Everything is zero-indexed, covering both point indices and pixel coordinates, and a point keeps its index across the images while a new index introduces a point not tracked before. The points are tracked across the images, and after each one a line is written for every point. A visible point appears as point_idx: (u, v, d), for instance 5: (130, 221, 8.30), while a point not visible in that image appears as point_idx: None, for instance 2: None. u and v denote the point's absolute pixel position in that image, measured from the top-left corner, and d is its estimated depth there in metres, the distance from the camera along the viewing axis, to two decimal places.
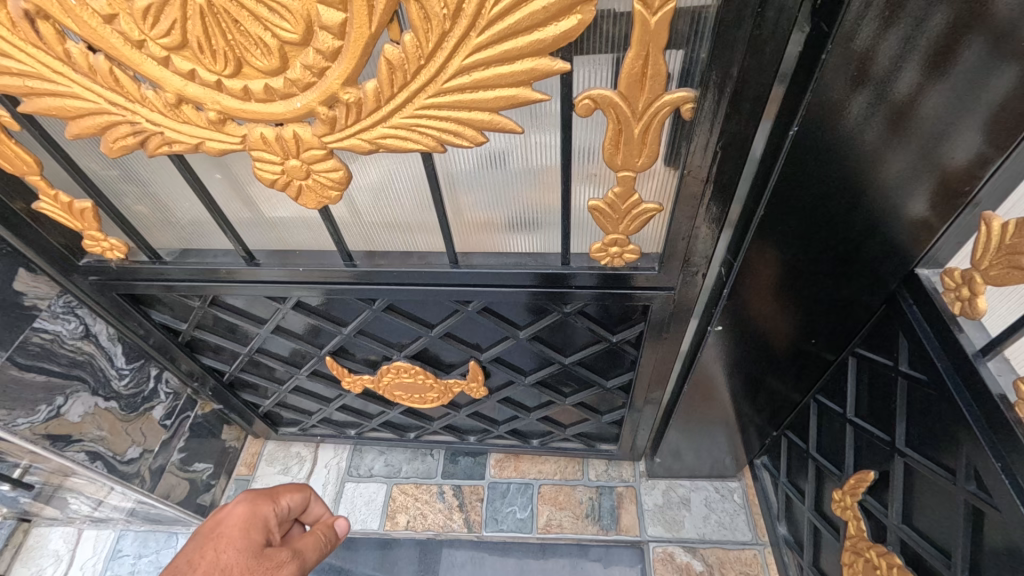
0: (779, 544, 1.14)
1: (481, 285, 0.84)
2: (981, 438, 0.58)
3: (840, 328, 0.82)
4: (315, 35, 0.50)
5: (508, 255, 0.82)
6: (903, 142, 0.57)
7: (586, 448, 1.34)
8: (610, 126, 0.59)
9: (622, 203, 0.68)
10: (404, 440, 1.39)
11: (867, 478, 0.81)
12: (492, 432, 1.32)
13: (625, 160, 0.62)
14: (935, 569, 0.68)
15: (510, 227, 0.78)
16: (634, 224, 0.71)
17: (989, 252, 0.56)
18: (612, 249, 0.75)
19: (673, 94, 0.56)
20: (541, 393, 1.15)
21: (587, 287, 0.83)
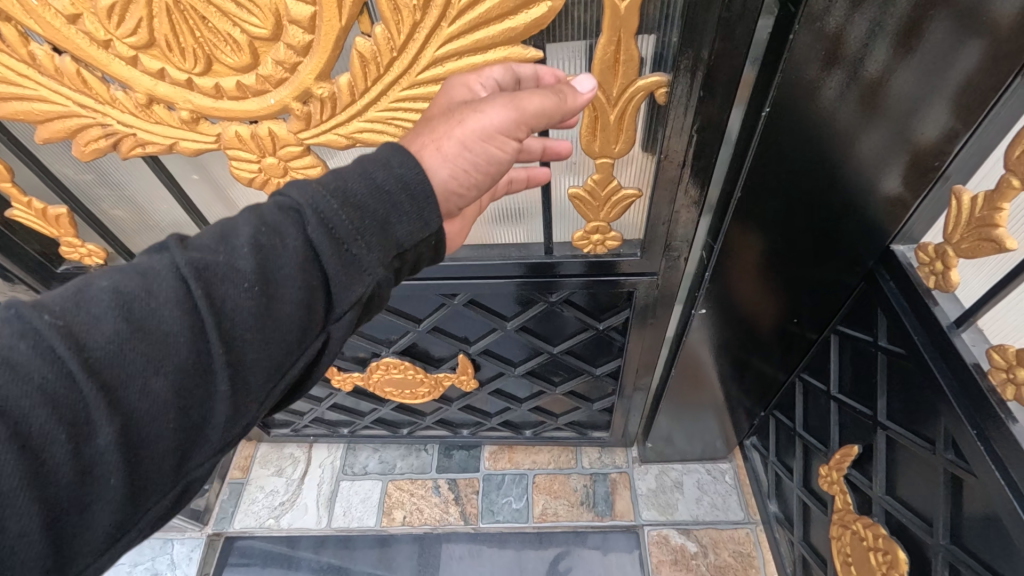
0: (770, 521, 1.16)
1: (467, 277, 0.85)
2: (957, 408, 0.59)
3: (821, 307, 0.84)
4: (285, 30, 0.50)
5: (492, 246, 0.82)
6: (875, 121, 0.58)
7: (579, 436, 1.35)
8: (587, 113, 0.60)
9: (601, 190, 0.69)
10: (397, 436, 1.39)
11: (851, 452, 0.82)
12: (485, 424, 1.32)
13: (603, 146, 0.63)
14: (918, 537, 0.69)
15: (493, 218, 0.78)
16: (614, 210, 0.72)
17: (960, 225, 0.57)
18: (594, 236, 0.76)
19: (647, 79, 0.57)
20: (531, 384, 1.15)
21: (571, 276, 0.84)
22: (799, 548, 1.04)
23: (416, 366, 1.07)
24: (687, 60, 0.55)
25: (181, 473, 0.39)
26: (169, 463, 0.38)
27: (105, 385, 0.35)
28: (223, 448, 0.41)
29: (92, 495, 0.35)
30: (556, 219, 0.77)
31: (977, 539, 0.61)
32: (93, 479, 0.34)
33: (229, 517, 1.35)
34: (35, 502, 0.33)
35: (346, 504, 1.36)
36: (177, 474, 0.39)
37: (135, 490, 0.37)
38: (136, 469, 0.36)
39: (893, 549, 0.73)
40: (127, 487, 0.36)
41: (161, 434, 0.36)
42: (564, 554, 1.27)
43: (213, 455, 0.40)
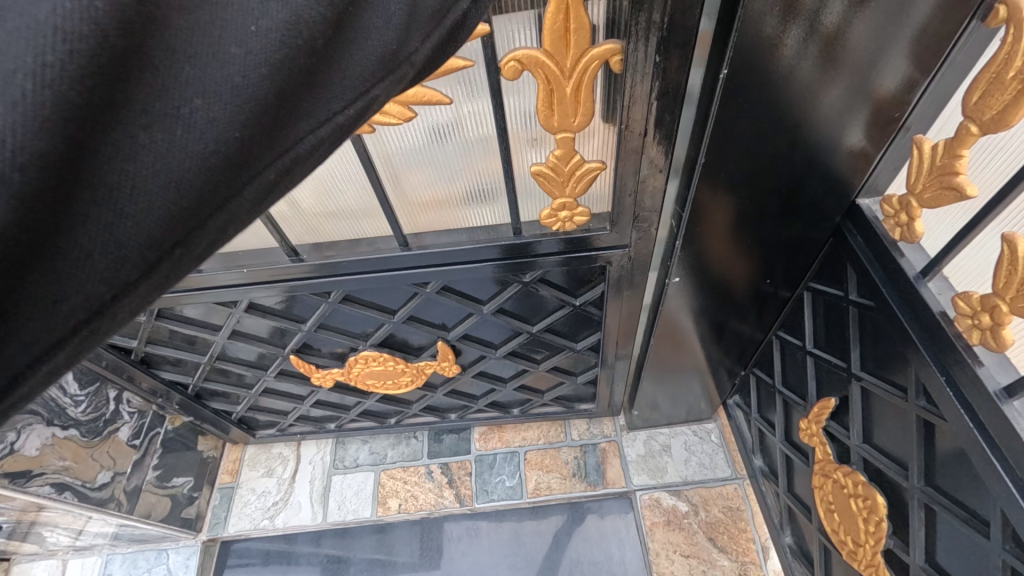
0: (755, 475, 1.19)
1: (437, 265, 0.83)
2: (924, 352, 0.60)
3: (791, 264, 0.85)
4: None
5: (460, 231, 0.80)
6: (835, 74, 0.57)
7: (566, 410, 1.37)
8: (541, 86, 0.59)
9: (565, 164, 0.69)
10: (386, 426, 1.39)
11: (829, 405, 0.84)
12: (472, 407, 1.32)
13: (560, 121, 0.63)
14: (895, 482, 0.71)
15: (459, 201, 0.76)
16: (579, 185, 0.71)
17: (922, 174, 0.58)
18: (562, 214, 0.76)
19: (600, 47, 0.56)
20: (514, 364, 1.15)
21: (544, 254, 0.83)
22: (785, 499, 1.07)
23: (397, 357, 1.06)
24: (640, 24, 0.53)
25: (321, 109, 0.26)
26: (313, 81, 0.25)
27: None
28: (374, 97, 0.28)
29: (237, 67, 0.23)
30: (524, 199, 0.76)
31: (948, 479, 0.63)
32: (242, 34, 0.23)
33: (223, 521, 1.34)
34: (182, 26, 0.22)
35: (340, 498, 1.36)
36: (321, 102, 0.26)
37: (278, 104, 0.24)
38: (296, 63, 0.24)
39: (871, 494, 0.75)
40: (279, 83, 0.24)
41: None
42: (559, 524, 1.30)
43: (360, 104, 0.28)
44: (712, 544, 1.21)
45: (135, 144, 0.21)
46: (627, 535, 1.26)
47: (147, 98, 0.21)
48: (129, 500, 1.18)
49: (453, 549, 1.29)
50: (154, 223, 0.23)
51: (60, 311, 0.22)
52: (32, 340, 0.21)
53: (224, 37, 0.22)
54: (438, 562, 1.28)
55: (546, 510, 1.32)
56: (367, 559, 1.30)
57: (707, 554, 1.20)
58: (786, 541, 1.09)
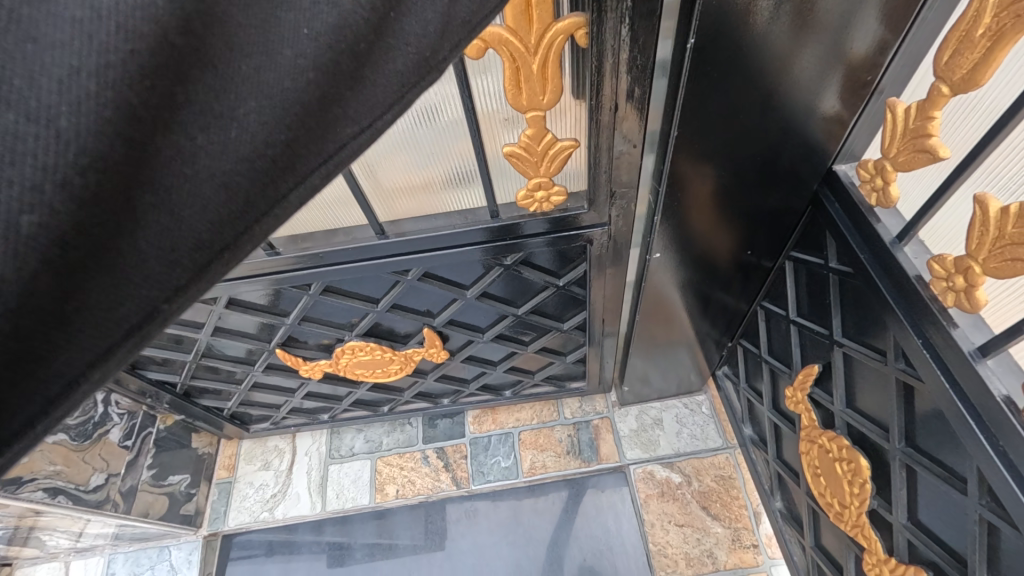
0: (746, 444, 1.21)
1: (416, 252, 0.82)
2: (901, 315, 0.61)
3: (773, 233, 0.85)
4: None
5: (438, 216, 0.79)
6: (808, 40, 0.56)
7: (558, 388, 1.38)
8: (507, 64, 0.59)
9: (537, 144, 0.69)
10: (380, 414, 1.40)
11: (813, 371, 0.85)
12: (464, 391, 1.33)
13: (529, 99, 0.63)
14: (877, 444, 0.73)
15: (436, 186, 0.75)
16: (553, 164, 0.71)
17: (896, 137, 0.57)
18: (537, 194, 0.75)
19: (564, 21, 0.56)
20: (503, 346, 1.15)
21: (527, 235, 0.82)
22: (774, 465, 1.09)
23: (384, 345, 1.06)
24: None
25: (364, 117, 0.26)
26: (352, 87, 0.25)
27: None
28: (411, 101, 0.27)
29: (287, 72, 0.23)
30: (502, 181, 0.75)
31: (927, 439, 0.64)
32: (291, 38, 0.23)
33: (222, 516, 1.35)
34: (239, 24, 0.22)
35: (338, 487, 1.37)
36: (362, 109, 0.26)
37: (320, 107, 0.24)
38: (336, 66, 0.24)
39: (855, 457, 0.77)
40: (322, 86, 0.24)
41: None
42: (556, 500, 1.32)
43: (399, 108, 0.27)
44: (706, 512, 1.24)
45: (193, 147, 0.22)
46: (624, 507, 1.28)
47: (207, 98, 0.21)
48: (126, 501, 1.19)
49: (453, 530, 1.32)
50: (209, 227, 0.23)
51: (120, 314, 0.21)
52: (90, 346, 0.21)
53: (275, 42, 0.23)
54: (441, 543, 1.30)
55: (543, 486, 1.34)
56: (369, 545, 1.32)
57: (701, 522, 1.23)
58: (776, 507, 1.12)
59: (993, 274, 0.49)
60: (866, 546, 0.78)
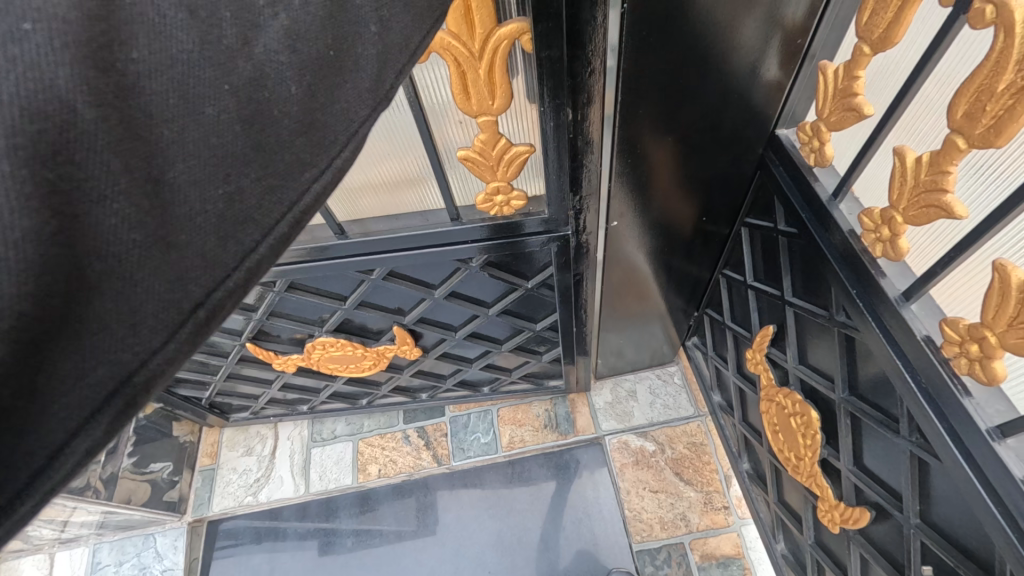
0: (715, 410, 1.25)
1: (383, 252, 0.84)
2: (841, 274, 0.64)
3: (727, 199, 0.88)
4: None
5: (402, 216, 0.81)
6: (749, 8, 0.59)
7: (535, 386, 1.38)
8: (453, 68, 0.61)
9: (491, 149, 0.71)
10: (358, 407, 1.41)
11: (768, 332, 0.89)
12: (442, 386, 1.34)
13: (479, 104, 0.65)
14: (825, 395, 0.77)
15: (393, 185, 0.76)
16: (510, 169, 0.73)
17: (828, 99, 0.60)
18: (497, 198, 0.77)
19: (507, 27, 0.58)
20: (478, 344, 1.17)
21: (496, 239, 0.84)
22: (740, 427, 1.13)
23: (355, 342, 1.08)
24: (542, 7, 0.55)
25: (311, 154, 0.26)
26: (297, 133, 0.25)
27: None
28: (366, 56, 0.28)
29: (212, 128, 0.22)
30: (458, 182, 0.77)
31: (868, 388, 0.67)
32: (216, 96, 0.22)
33: (207, 502, 1.37)
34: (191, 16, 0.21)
35: (321, 469, 1.40)
36: (313, 150, 0.26)
37: (258, 159, 0.24)
38: (267, 120, 0.24)
39: (807, 410, 0.81)
40: (257, 134, 0.23)
41: (284, 49, 0.24)
42: (539, 479, 1.34)
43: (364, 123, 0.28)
44: (679, 478, 1.28)
45: (137, 210, 0.20)
46: (603, 480, 1.31)
47: (139, 165, 0.20)
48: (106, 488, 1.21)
49: (436, 516, 1.33)
50: (165, 290, 0.21)
51: (150, 325, 0.21)
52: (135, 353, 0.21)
53: (197, 99, 0.21)
54: (428, 522, 1.32)
55: (523, 481, 1.35)
56: (353, 524, 1.34)
57: (674, 487, 1.27)
58: (744, 469, 1.16)
59: (913, 222, 0.52)
60: (819, 496, 0.82)
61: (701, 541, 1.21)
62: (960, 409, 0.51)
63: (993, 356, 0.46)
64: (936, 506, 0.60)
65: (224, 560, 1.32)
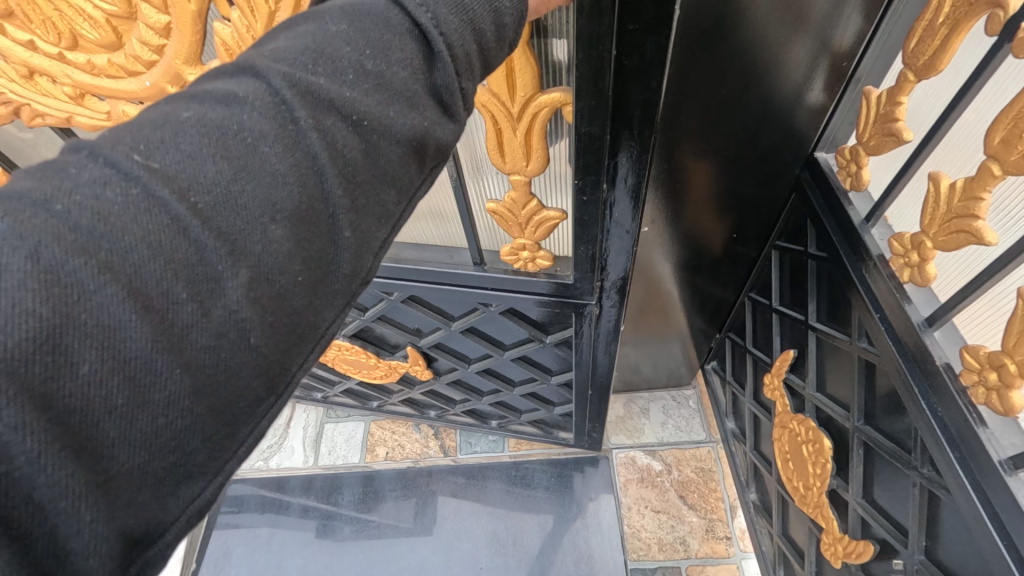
0: (727, 437, 1.24)
1: (403, 280, 0.87)
2: (866, 297, 0.64)
3: (760, 219, 0.89)
4: (137, 10, 0.48)
5: (428, 248, 0.84)
6: (800, 33, 0.61)
7: (543, 434, 1.32)
8: (491, 125, 0.58)
9: (521, 208, 0.69)
10: (367, 407, 1.41)
11: (788, 357, 0.88)
12: (450, 411, 1.33)
13: (512, 164, 0.62)
14: (840, 425, 0.76)
15: (423, 219, 0.79)
16: (539, 230, 0.71)
17: (869, 124, 0.61)
18: (523, 253, 0.77)
19: (548, 94, 0.53)
20: (490, 380, 1.17)
21: (512, 292, 0.84)
22: (750, 456, 1.12)
23: (369, 351, 1.12)
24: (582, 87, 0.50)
25: (269, 388, 0.27)
26: (254, 375, 0.26)
27: (189, 247, 0.23)
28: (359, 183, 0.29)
29: (161, 408, 0.23)
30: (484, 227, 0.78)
31: (884, 419, 0.67)
32: (168, 376, 0.23)
33: None
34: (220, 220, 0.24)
35: (331, 444, 1.44)
36: (270, 383, 0.27)
37: (213, 416, 0.25)
38: (218, 378, 0.25)
39: (819, 438, 0.80)
40: (207, 399, 0.25)
41: (243, 305, 0.25)
42: (541, 491, 1.33)
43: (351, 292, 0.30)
44: (682, 501, 1.27)
45: (82, 503, 0.22)
46: (606, 497, 1.30)
47: (86, 468, 0.22)
48: None
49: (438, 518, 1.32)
50: (120, 554, 0.24)
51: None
52: None
53: (147, 388, 0.23)
54: (429, 518, 1.32)
55: (524, 487, 1.34)
56: (356, 502, 1.37)
57: (677, 510, 1.26)
58: (750, 498, 1.14)
59: (942, 248, 0.52)
60: (824, 528, 0.81)
61: (699, 568, 1.19)
62: (975, 439, 0.51)
63: (1010, 387, 0.46)
64: (943, 545, 0.59)
65: (230, 531, 1.35)
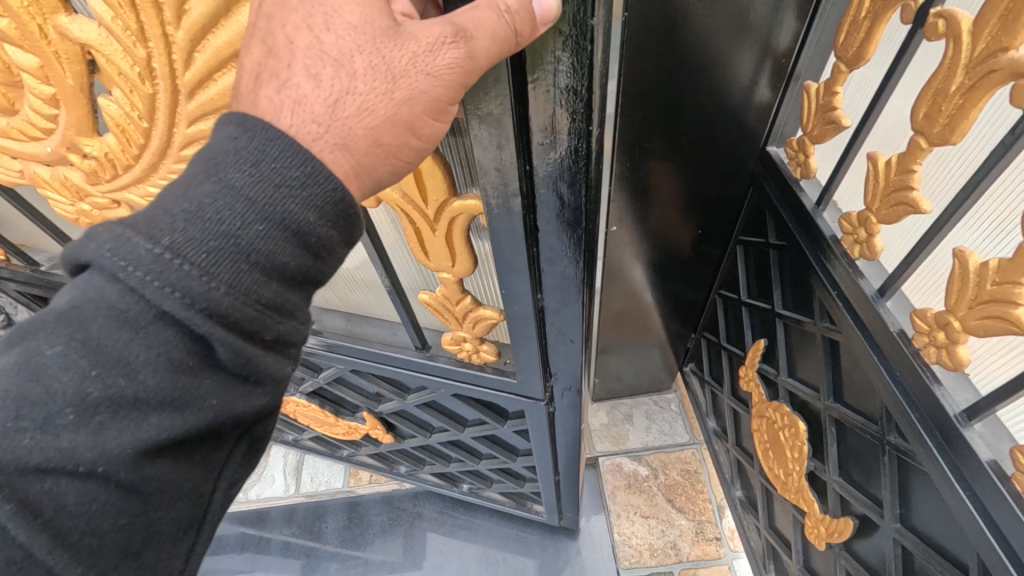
0: (710, 437, 1.25)
1: (350, 354, 0.82)
2: (822, 275, 0.67)
3: (722, 215, 0.93)
4: (22, 79, 0.42)
5: (375, 323, 0.80)
6: (743, 39, 0.66)
7: (515, 505, 1.25)
8: (408, 225, 0.51)
9: (454, 304, 0.62)
10: (336, 456, 1.31)
11: (760, 347, 0.91)
12: (419, 471, 1.26)
13: (438, 263, 0.55)
14: (813, 407, 0.78)
15: (368, 296, 0.75)
16: (476, 327, 0.64)
17: (812, 116, 0.66)
18: (465, 344, 0.70)
19: (462, 201, 0.47)
20: (454, 451, 1.10)
21: (460, 379, 0.78)
22: (733, 452, 1.13)
23: (327, 410, 1.04)
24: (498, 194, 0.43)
25: None
26: None
27: None
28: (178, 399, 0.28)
29: None
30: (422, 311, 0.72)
31: (851, 394, 0.69)
32: None
33: None
34: None
35: (313, 472, 1.43)
36: None
37: None
38: None
39: (795, 421, 0.82)
40: None
41: None
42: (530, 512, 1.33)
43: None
44: (671, 505, 1.27)
45: None
46: (597, 518, 1.29)
47: None
48: None
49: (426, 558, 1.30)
50: None
51: None
52: None
53: None
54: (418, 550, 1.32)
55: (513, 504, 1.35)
56: (340, 539, 1.35)
57: (666, 514, 1.26)
58: (736, 495, 1.15)
59: (885, 221, 0.56)
60: (807, 511, 0.82)
61: (691, 571, 1.19)
62: (930, 394, 0.53)
63: (958, 342, 0.49)
64: (916, 510, 0.61)
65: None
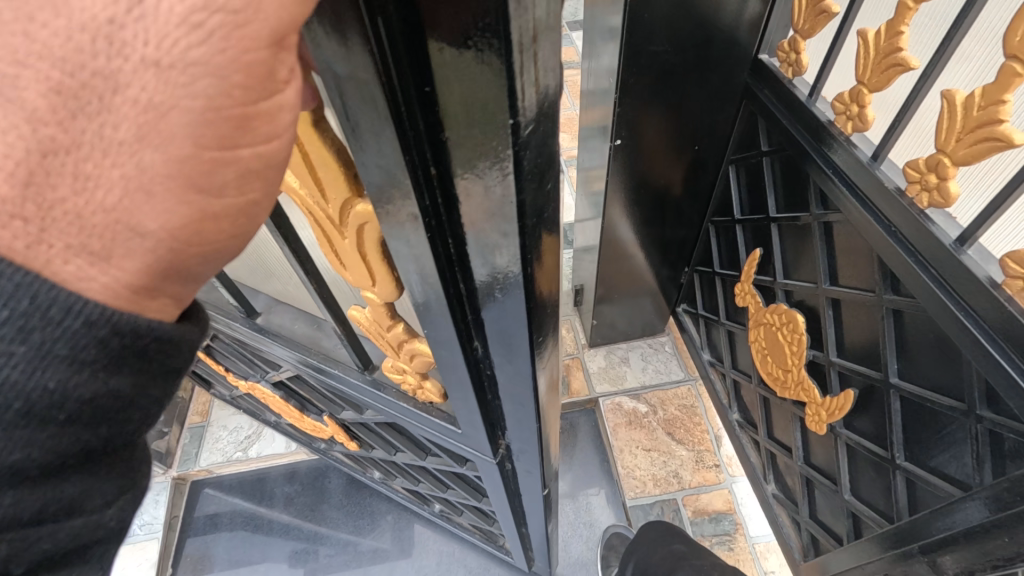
0: (705, 368, 1.31)
1: (298, 360, 0.74)
2: (817, 159, 0.73)
3: (716, 134, 0.98)
4: None
5: (325, 329, 0.71)
6: None
7: (484, 537, 1.19)
8: (315, 224, 0.39)
9: (386, 326, 0.51)
10: (313, 445, 1.24)
11: (755, 258, 0.97)
12: (389, 481, 1.19)
13: (357, 278, 0.44)
14: (810, 299, 0.84)
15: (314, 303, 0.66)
16: (414, 357, 0.54)
17: (806, 14, 0.72)
18: (407, 375, 0.60)
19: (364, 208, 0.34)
20: (418, 473, 1.02)
21: (407, 413, 0.69)
22: (730, 374, 1.19)
23: (292, 403, 0.96)
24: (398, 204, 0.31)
25: None
26: None
27: None
28: None
29: None
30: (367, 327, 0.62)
31: (846, 272, 0.75)
32: None
33: (194, 457, 1.37)
34: None
35: None
36: None
37: None
38: None
39: (793, 317, 0.87)
40: None
41: None
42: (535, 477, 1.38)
43: None
44: (671, 437, 1.31)
45: None
46: (599, 491, 1.34)
47: None
48: None
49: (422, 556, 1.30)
50: None
51: None
52: None
53: None
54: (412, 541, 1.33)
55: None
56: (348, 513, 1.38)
57: (666, 446, 1.30)
58: (734, 418, 1.21)
59: (877, 89, 0.62)
60: (808, 402, 0.88)
61: (693, 497, 1.23)
62: (925, 232, 0.58)
63: (947, 178, 0.54)
64: (913, 362, 0.66)
65: (227, 572, 1.30)
